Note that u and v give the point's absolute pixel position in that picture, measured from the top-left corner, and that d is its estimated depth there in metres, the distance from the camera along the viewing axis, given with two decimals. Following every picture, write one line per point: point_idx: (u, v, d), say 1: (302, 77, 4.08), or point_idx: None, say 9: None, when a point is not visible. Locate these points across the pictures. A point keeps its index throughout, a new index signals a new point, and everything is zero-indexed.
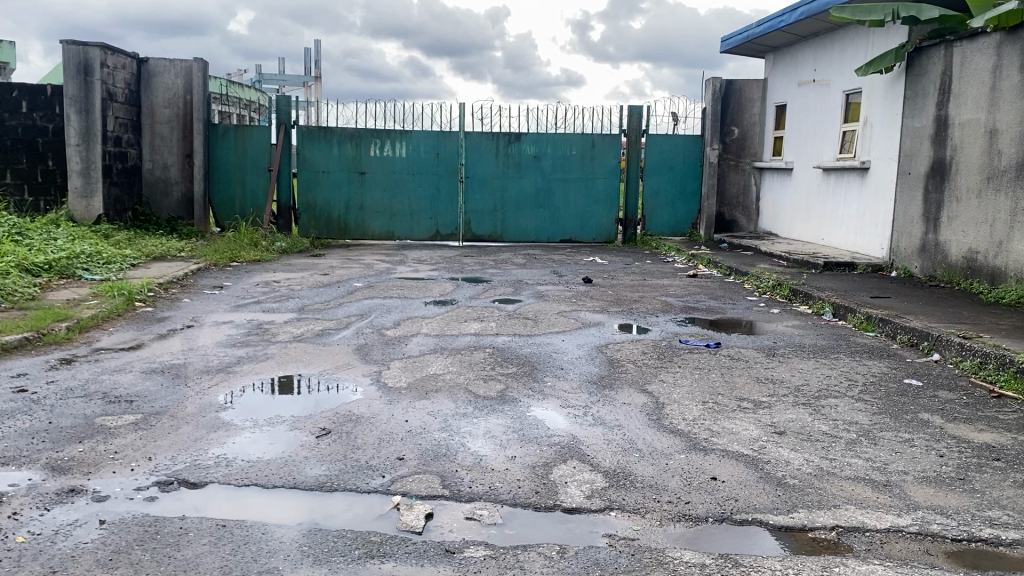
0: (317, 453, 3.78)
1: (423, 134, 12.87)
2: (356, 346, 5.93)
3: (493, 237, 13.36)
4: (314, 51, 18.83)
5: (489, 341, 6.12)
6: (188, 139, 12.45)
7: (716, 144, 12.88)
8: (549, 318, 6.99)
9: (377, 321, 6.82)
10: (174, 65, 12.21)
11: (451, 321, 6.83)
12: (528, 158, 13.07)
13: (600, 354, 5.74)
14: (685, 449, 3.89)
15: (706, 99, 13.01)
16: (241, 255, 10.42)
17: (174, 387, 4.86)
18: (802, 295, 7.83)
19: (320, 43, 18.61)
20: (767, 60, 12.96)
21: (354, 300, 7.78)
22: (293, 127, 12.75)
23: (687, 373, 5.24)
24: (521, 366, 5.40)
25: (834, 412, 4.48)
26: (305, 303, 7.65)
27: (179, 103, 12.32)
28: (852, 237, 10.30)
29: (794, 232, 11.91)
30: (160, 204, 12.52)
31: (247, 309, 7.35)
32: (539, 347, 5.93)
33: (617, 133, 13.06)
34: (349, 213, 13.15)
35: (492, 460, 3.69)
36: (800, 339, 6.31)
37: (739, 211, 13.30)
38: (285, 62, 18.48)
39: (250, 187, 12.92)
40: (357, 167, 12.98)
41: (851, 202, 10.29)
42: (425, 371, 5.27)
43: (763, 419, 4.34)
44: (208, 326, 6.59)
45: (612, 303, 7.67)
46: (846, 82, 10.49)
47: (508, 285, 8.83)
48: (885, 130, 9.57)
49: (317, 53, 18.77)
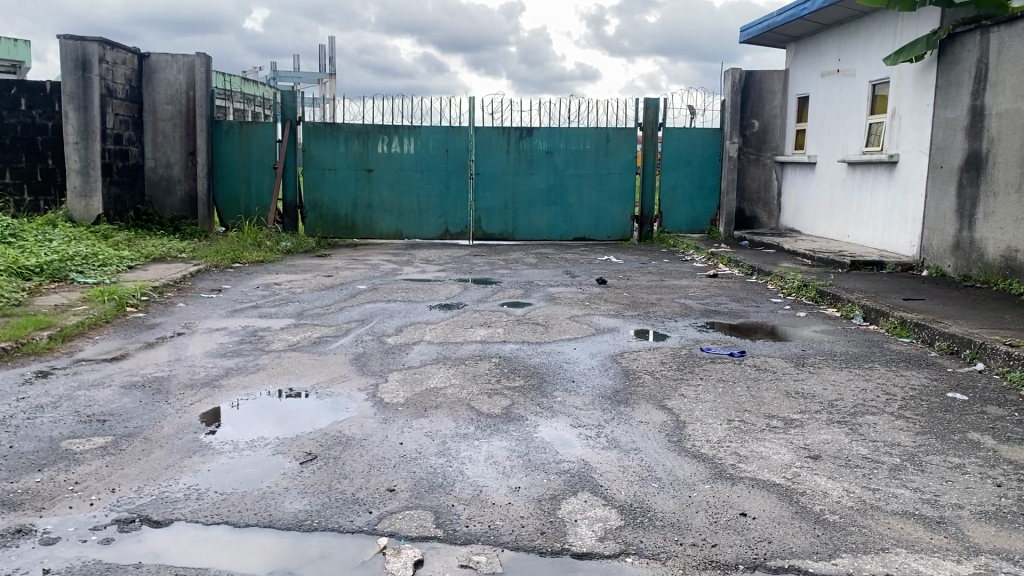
0: (300, 484, 3.40)
1: (432, 129, 12.49)
2: (354, 355, 5.55)
3: (505, 236, 12.96)
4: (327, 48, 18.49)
5: (496, 350, 5.73)
6: (191, 136, 12.12)
7: (735, 138, 12.43)
8: (560, 323, 6.59)
9: (378, 327, 6.45)
10: (176, 60, 11.88)
11: (456, 327, 6.45)
12: (541, 153, 12.66)
13: (614, 364, 5.33)
14: (710, 478, 3.49)
15: (725, 91, 12.55)
16: (243, 256, 10.09)
17: (153, 404, 4.49)
18: (829, 297, 7.41)
19: (332, 40, 18.27)
20: (788, 50, 12.48)
21: (356, 304, 7.41)
22: (298, 123, 12.41)
23: (710, 387, 4.83)
24: (528, 378, 5.00)
25: (873, 433, 4.06)
26: (304, 307, 7.28)
27: (182, 99, 12.00)
28: (880, 234, 9.83)
29: (817, 228, 11.44)
30: (162, 204, 12.20)
31: (243, 314, 6.99)
32: (549, 357, 5.52)
33: (633, 127, 12.60)
34: (356, 211, 12.78)
35: (493, 492, 3.30)
36: (830, 346, 5.88)
37: (759, 207, 12.84)
38: (299, 60, 18.05)
39: (255, 185, 12.59)
40: (364, 164, 12.62)
41: (879, 197, 9.82)
42: (425, 384, 4.88)
43: (795, 442, 3.93)
44: (200, 334, 6.23)
45: (628, 307, 7.26)
46: (873, 71, 10.01)
47: (518, 287, 8.43)
48: (915, 122, 9.09)
49: (330, 50, 18.43)
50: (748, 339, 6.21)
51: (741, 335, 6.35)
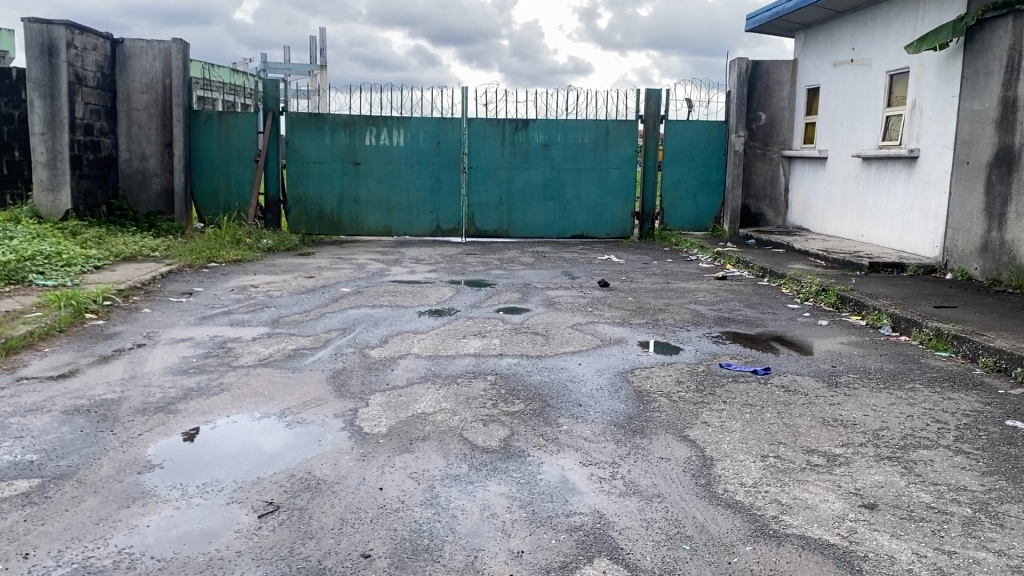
0: (255, 547, 2.79)
1: (423, 120, 11.87)
2: (332, 373, 4.95)
3: (500, 233, 12.36)
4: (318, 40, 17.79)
5: (492, 365, 5.12)
6: (168, 127, 11.49)
7: (741, 131, 11.85)
8: (563, 333, 5.99)
9: (362, 338, 5.83)
10: (152, 47, 11.22)
11: (447, 337, 5.85)
12: (537, 146, 12.06)
13: (625, 384, 4.73)
14: (751, 537, 2.91)
15: (730, 82, 11.97)
16: (220, 255, 9.46)
17: (95, 436, 3.86)
18: (852, 304, 6.84)
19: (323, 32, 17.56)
20: (797, 39, 11.90)
21: (338, 310, 6.79)
22: (282, 114, 11.78)
23: (736, 413, 4.24)
24: (529, 402, 4.39)
25: (932, 474, 3.49)
26: (281, 314, 6.65)
27: (158, 87, 11.35)
28: (897, 234, 9.28)
29: (828, 227, 10.89)
30: (137, 198, 11.56)
31: (212, 322, 6.37)
32: (552, 374, 4.92)
33: (634, 119, 12.01)
34: (342, 207, 12.16)
35: (491, 558, 2.71)
36: (862, 362, 5.31)
37: (765, 204, 12.27)
38: (288, 50, 17.28)
39: (236, 179, 11.93)
40: (351, 157, 11.99)
41: (896, 194, 9.26)
42: (412, 409, 4.27)
43: (843, 486, 3.37)
44: (162, 346, 5.61)
45: (634, 314, 6.66)
46: (891, 61, 9.44)
47: (515, 291, 7.82)
48: (937, 114, 8.53)
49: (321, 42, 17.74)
50: (771, 351, 5.63)
51: (762, 347, 5.77)
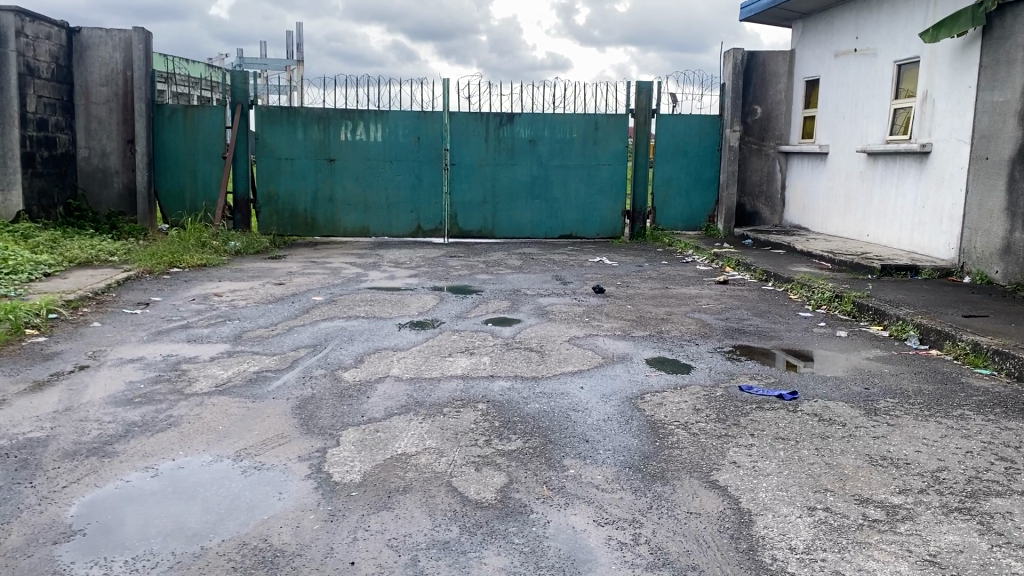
0: None
1: (401, 114, 11.22)
2: (299, 402, 4.31)
3: (484, 234, 11.73)
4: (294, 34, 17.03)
5: (481, 391, 4.50)
6: (129, 122, 10.75)
7: (737, 126, 11.28)
8: (560, 349, 5.38)
9: (334, 357, 5.19)
10: (112, 36, 10.51)
11: (430, 355, 5.21)
12: (523, 141, 11.44)
13: (636, 414, 4.12)
14: None
15: (725, 74, 11.40)
16: (183, 259, 8.78)
17: (8, 491, 3.19)
18: (872, 312, 6.28)
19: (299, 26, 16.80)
20: (795, 28, 11.36)
21: (309, 323, 6.14)
22: (251, 107, 11.11)
23: (769, 451, 3.65)
24: (528, 438, 3.77)
25: (1018, 533, 2.92)
26: (245, 328, 5.99)
27: (118, 80, 10.62)
28: (907, 234, 8.75)
29: (830, 226, 10.37)
30: (98, 198, 10.83)
31: (167, 339, 5.70)
32: (552, 401, 4.31)
33: (624, 113, 11.42)
34: (316, 206, 11.48)
35: None
36: (895, 382, 4.74)
37: (762, 202, 11.73)
38: (264, 45, 16.41)
39: (202, 177, 11.21)
40: (325, 153, 11.32)
41: (906, 191, 8.74)
42: (391, 449, 3.64)
43: (916, 552, 2.79)
44: (108, 368, 4.94)
45: (635, 325, 6.06)
46: (899, 51, 8.91)
47: (503, 298, 7.20)
48: (951, 106, 8.00)
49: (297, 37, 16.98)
50: (791, 368, 5.05)
51: (780, 363, 5.19)
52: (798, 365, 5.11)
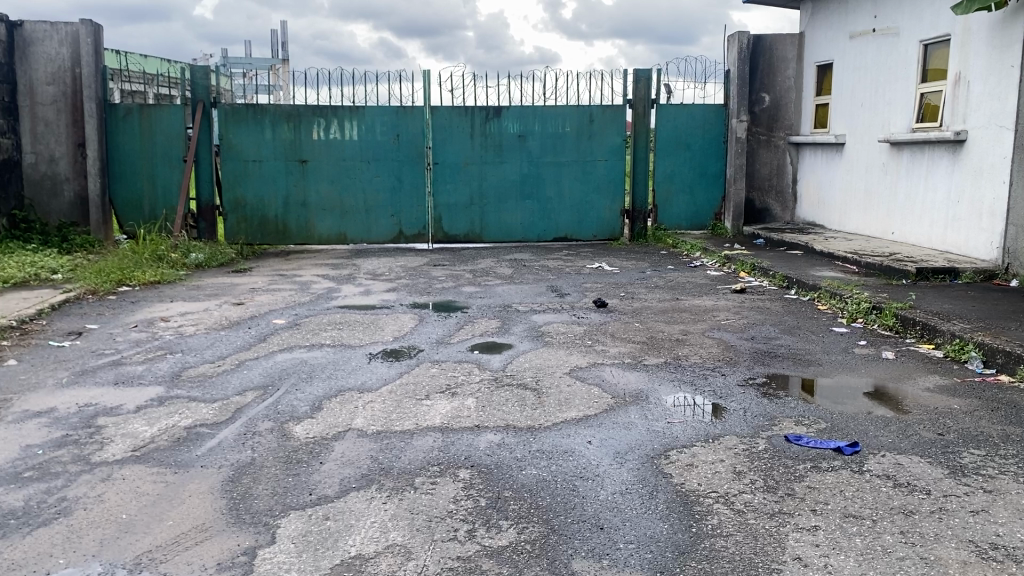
0: None
1: (378, 110, 10.31)
2: (234, 474, 3.40)
3: (471, 238, 10.82)
4: (275, 36, 16.04)
5: (464, 449, 3.59)
6: (80, 124, 9.78)
7: (744, 116, 10.40)
8: (559, 385, 4.48)
9: (286, 403, 4.27)
10: (57, 30, 9.55)
11: (404, 398, 4.30)
12: (512, 137, 10.54)
13: (662, 482, 3.22)
14: None
15: (729, 59, 10.52)
16: (134, 276, 7.84)
17: None
18: (919, 327, 5.42)
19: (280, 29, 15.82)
20: (804, 9, 10.49)
21: (262, 355, 5.22)
22: (214, 107, 10.19)
23: (842, 542, 2.75)
24: (524, 526, 2.87)
25: None
26: (187, 364, 5.07)
27: (65, 78, 9.65)
28: (941, 232, 7.88)
29: (850, 224, 9.50)
30: (47, 208, 9.88)
31: (90, 381, 4.77)
32: (554, 463, 3.41)
33: (621, 104, 10.53)
34: (288, 212, 10.55)
35: None
36: (973, 423, 3.84)
37: (771, 198, 10.85)
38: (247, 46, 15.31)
39: (162, 183, 10.28)
40: (296, 154, 10.40)
41: (939, 184, 7.87)
42: (341, 550, 2.74)
43: None
44: (6, 425, 4.01)
45: (646, 350, 5.17)
46: (925, 29, 8.04)
47: (491, 316, 6.31)
48: (990, 88, 7.13)
49: (280, 38, 16.00)
50: (806, 397, 4.30)
51: (802, 391, 4.41)
52: (836, 398, 4.30)
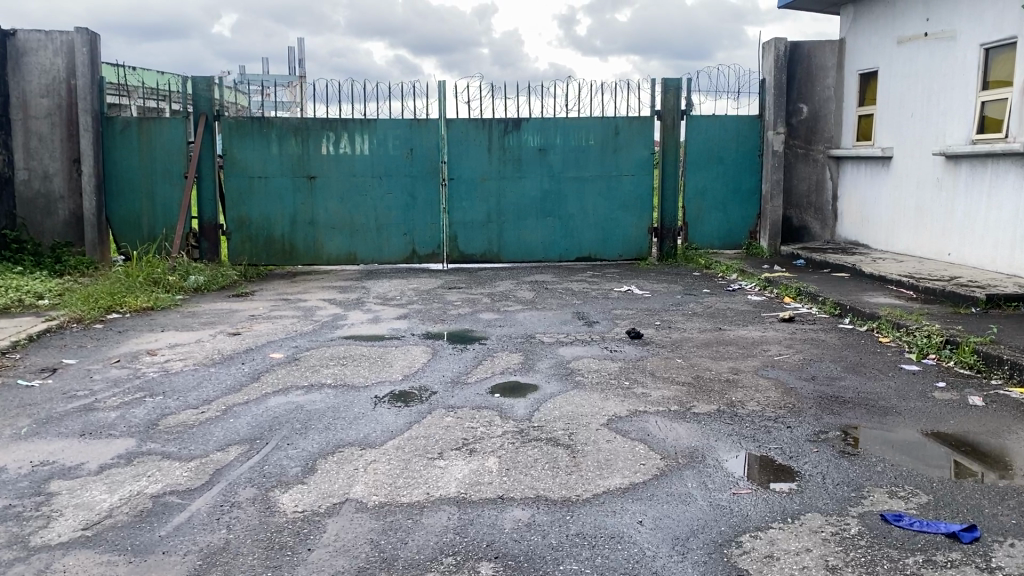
0: None
1: (391, 123, 9.71)
2: (199, 566, 2.73)
3: (488, 258, 10.17)
4: (294, 51, 15.48)
5: (485, 531, 2.91)
6: (75, 139, 9.20)
7: (781, 128, 9.73)
8: (596, 440, 3.79)
9: (274, 463, 3.61)
10: (52, 39, 8.99)
11: (413, 457, 3.64)
12: (532, 151, 9.91)
13: None
14: None
15: (765, 68, 9.87)
16: (126, 301, 7.24)
17: None
18: (1008, 367, 4.71)
19: (299, 43, 15.26)
20: (844, 14, 9.82)
21: (254, 399, 4.57)
22: (217, 119, 9.62)
23: None
24: None
25: None
26: (167, 409, 4.42)
27: (60, 90, 9.08)
28: (1006, 253, 7.16)
29: (899, 244, 8.79)
30: (40, 227, 9.28)
31: (54, 430, 4.13)
32: (599, 554, 2.72)
33: (649, 115, 9.88)
34: (294, 231, 9.95)
35: None
36: None
37: (810, 215, 10.15)
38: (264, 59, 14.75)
39: (161, 200, 9.70)
40: (303, 169, 9.81)
41: (1004, 201, 7.16)
42: None
43: None
44: None
45: (694, 395, 4.48)
46: (986, 32, 7.35)
47: (513, 350, 5.63)
48: None
49: (299, 53, 15.44)
50: (853, 448, 3.69)
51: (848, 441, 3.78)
52: (927, 459, 3.59)
